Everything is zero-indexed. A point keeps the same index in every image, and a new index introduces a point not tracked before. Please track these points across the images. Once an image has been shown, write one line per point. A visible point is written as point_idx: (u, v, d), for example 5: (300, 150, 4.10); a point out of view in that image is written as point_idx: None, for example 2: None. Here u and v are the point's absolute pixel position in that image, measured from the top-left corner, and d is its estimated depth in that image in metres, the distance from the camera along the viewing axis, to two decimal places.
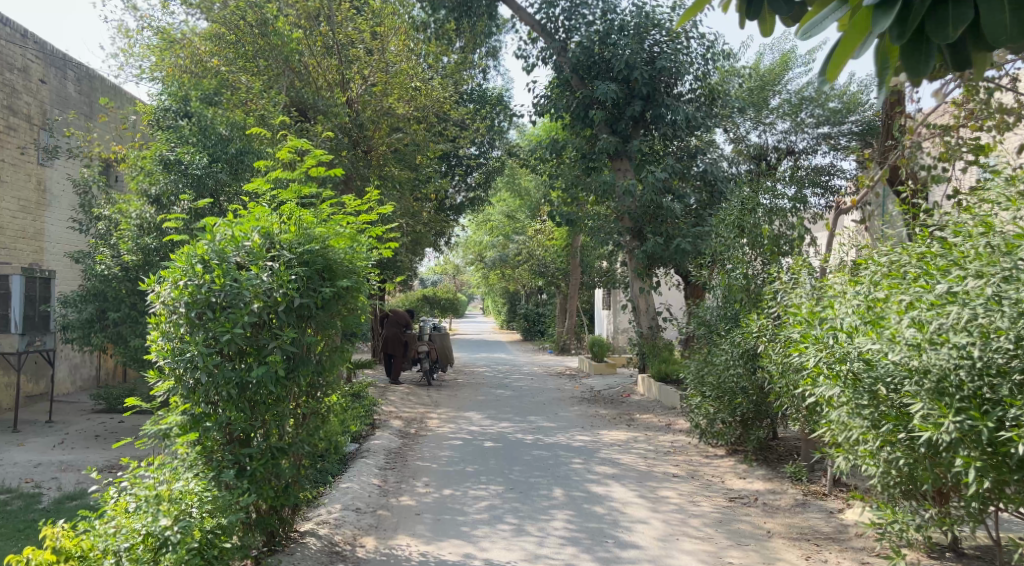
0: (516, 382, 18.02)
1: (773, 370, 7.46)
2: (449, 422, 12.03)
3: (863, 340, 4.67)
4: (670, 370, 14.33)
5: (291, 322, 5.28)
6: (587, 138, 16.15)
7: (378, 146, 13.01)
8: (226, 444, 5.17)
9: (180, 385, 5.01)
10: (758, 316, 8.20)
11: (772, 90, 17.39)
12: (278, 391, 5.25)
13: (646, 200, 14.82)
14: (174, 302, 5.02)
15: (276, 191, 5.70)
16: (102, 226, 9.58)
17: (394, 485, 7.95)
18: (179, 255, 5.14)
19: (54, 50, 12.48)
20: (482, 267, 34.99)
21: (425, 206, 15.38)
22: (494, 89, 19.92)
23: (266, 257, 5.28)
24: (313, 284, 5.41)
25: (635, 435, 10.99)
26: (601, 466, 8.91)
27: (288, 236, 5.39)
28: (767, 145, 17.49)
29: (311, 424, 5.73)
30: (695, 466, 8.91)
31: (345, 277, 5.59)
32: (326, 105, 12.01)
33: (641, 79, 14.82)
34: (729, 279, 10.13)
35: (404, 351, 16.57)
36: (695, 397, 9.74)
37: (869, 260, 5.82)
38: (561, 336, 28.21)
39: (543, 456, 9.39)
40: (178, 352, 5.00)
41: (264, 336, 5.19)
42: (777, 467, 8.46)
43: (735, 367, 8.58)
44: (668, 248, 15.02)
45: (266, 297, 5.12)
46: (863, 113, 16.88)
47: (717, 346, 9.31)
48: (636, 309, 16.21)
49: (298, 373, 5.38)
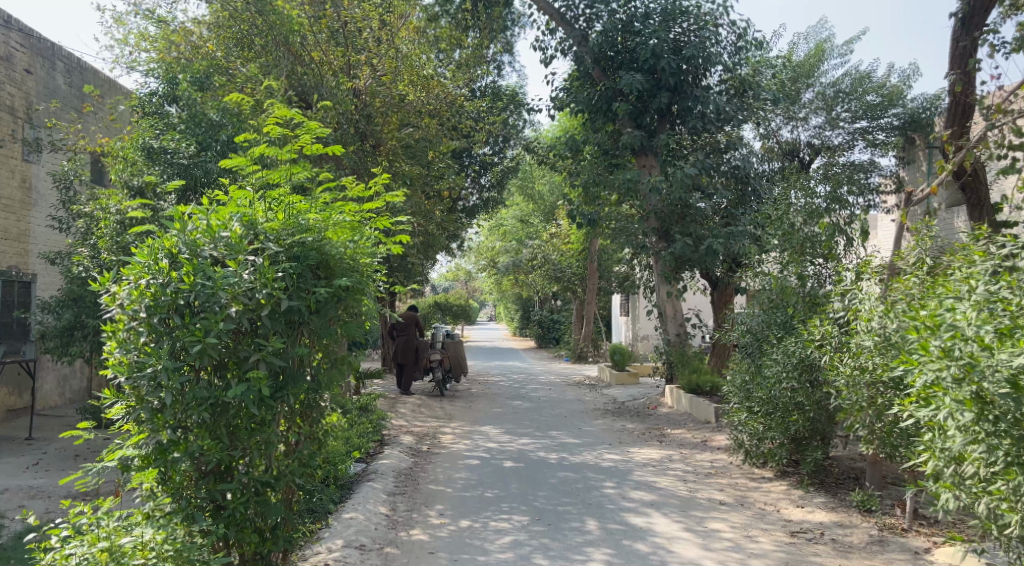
0: (534, 393, 17.04)
1: (841, 384, 6.46)
2: (464, 438, 11.09)
3: (1002, 354, 3.80)
4: (702, 382, 13.29)
5: (278, 330, 4.29)
6: (610, 133, 15.25)
7: (389, 140, 12.27)
8: (199, 478, 4.25)
9: (141, 407, 4.08)
10: (820, 321, 7.21)
11: (805, 83, 16.46)
12: (261, 415, 4.30)
13: (674, 198, 13.82)
14: (133, 305, 4.07)
15: (263, 173, 4.74)
16: (82, 224, 8.69)
17: (404, 516, 6.99)
18: (142, 247, 4.21)
19: (41, 38, 11.65)
20: (495, 273, 34.08)
21: (439, 206, 14.43)
22: (510, 85, 18.96)
23: (248, 250, 4.31)
24: (303, 284, 4.39)
25: (670, 453, 9.99)
26: (636, 491, 7.90)
27: (275, 224, 4.42)
28: (800, 141, 16.59)
29: (304, 451, 4.80)
30: (743, 491, 7.90)
31: (345, 275, 4.57)
32: (329, 92, 11.06)
33: (667, 69, 13.78)
34: (783, 281, 9.00)
35: (415, 358, 15.60)
36: (738, 412, 8.72)
37: (980, 254, 4.88)
38: (578, 344, 27.18)
39: (571, 479, 8.40)
40: (136, 366, 4.05)
41: (243, 346, 4.21)
42: (838, 494, 7.46)
43: (788, 381, 7.58)
44: (697, 250, 14.05)
45: (246, 300, 4.14)
46: (905, 107, 15.62)
47: (766, 355, 8.29)
48: (662, 314, 15.21)
49: (288, 393, 4.42)
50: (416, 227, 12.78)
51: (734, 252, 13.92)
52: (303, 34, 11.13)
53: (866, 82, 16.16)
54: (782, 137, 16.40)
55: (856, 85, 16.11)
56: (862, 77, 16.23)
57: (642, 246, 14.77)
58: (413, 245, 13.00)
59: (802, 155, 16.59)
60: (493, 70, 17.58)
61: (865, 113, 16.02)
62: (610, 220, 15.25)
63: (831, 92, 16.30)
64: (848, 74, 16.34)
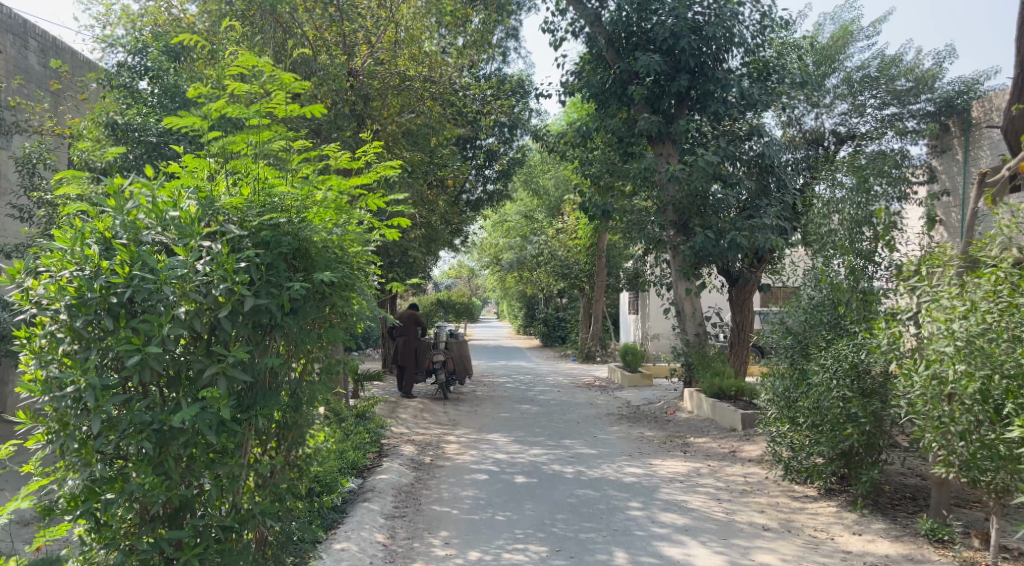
0: (542, 395, 16.18)
1: (916, 396, 5.53)
2: (471, 447, 10.19)
3: None
4: (725, 385, 12.40)
5: (244, 335, 3.38)
6: (624, 120, 14.35)
7: (388, 125, 11.53)
8: (142, 524, 3.34)
9: (66, 435, 3.15)
10: (884, 322, 6.26)
11: (831, 67, 15.40)
12: (221, 443, 3.39)
13: (696, 187, 12.89)
14: (53, 304, 3.13)
15: (228, 139, 3.82)
16: (43, 212, 7.85)
17: (404, 545, 6.08)
18: (66, 230, 3.25)
19: (9, 13, 10.62)
20: (499, 270, 33.25)
21: (442, 195, 13.57)
22: (516, 72, 18.10)
23: (204, 234, 3.37)
24: (273, 278, 3.46)
25: (697, 466, 9.09)
26: (666, 513, 6.99)
27: (239, 200, 3.49)
28: (824, 130, 15.43)
29: (278, 483, 3.97)
30: (786, 514, 6.98)
31: (328, 268, 3.66)
32: (322, 68, 10.19)
33: (687, 50, 12.88)
34: (830, 275, 7.88)
35: (416, 360, 14.74)
36: (777, 423, 7.82)
37: None
38: (586, 344, 26.24)
39: (591, 498, 7.49)
40: (57, 383, 3.11)
41: (196, 356, 3.29)
42: (900, 518, 6.57)
43: (840, 389, 6.69)
44: (719, 244, 13.12)
45: (199, 298, 3.22)
46: (937, 93, 14.67)
47: (813, 359, 7.37)
48: (681, 313, 14.31)
49: (256, 414, 3.53)
50: (418, 219, 11.89)
51: (757, 247, 12.99)
52: (294, 5, 10.29)
53: (894, 66, 15.27)
54: (804, 126, 15.41)
55: (884, 69, 15.26)
56: (891, 61, 15.30)
57: (658, 240, 13.91)
58: (414, 240, 12.12)
59: (827, 144, 15.39)
60: (498, 56, 16.67)
61: (892, 100, 15.16)
62: (624, 213, 14.37)
63: (857, 77, 15.31)
64: (876, 58, 15.39)
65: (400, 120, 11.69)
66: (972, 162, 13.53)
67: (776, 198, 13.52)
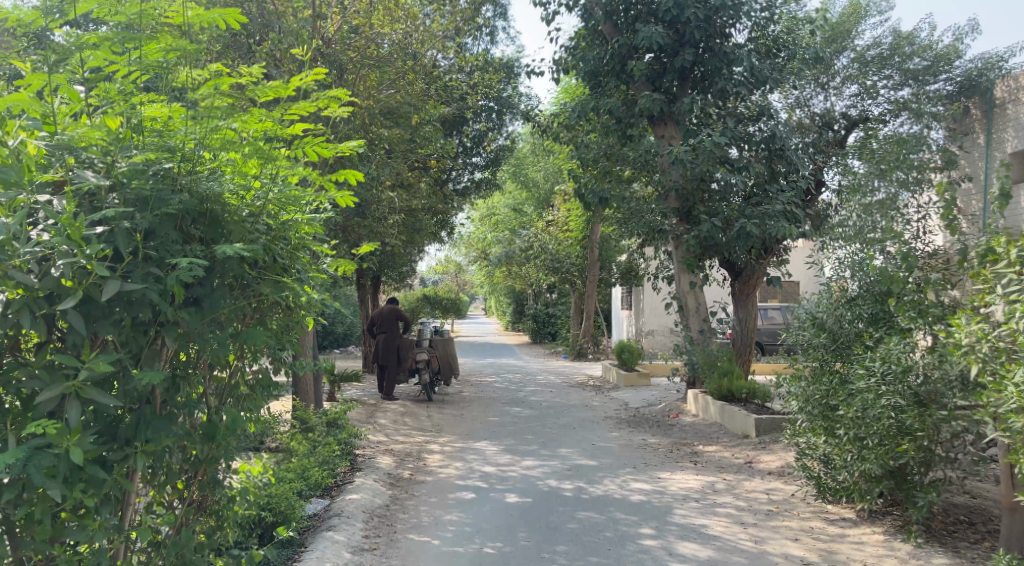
0: (533, 396, 15.09)
1: (1009, 410, 4.45)
2: (456, 458, 9.11)
3: None
4: (733, 387, 11.35)
5: (109, 336, 2.31)
6: (622, 100, 13.30)
7: (366, 101, 10.46)
8: None
9: None
10: (964, 318, 5.20)
11: (842, 45, 14.41)
12: (76, 500, 2.30)
13: (701, 171, 11.82)
14: None
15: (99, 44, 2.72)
16: None
17: None
18: None
19: None
20: (487, 264, 32.13)
21: (422, 180, 12.47)
22: (506, 53, 16.99)
23: (42, 183, 2.28)
24: (155, 253, 2.39)
25: (712, 480, 8.05)
26: (685, 543, 5.93)
27: (103, 131, 2.41)
28: (834, 112, 14.19)
29: (186, 540, 2.92)
30: (825, 543, 5.93)
31: (245, 241, 2.65)
32: (285, 31, 9.04)
33: (693, 21, 11.82)
34: (871, 265, 6.81)
35: (398, 359, 13.55)
36: (808, 435, 6.78)
37: None
38: (576, 340, 25.15)
39: (595, 523, 6.42)
40: None
41: (32, 371, 2.21)
42: (965, 551, 5.54)
43: (891, 397, 5.68)
44: (727, 233, 12.12)
45: (31, 283, 2.13)
46: (956, 72, 13.49)
47: (855, 363, 6.33)
48: (683, 308, 13.25)
49: (137, 454, 2.47)
50: (395, 204, 10.76)
51: (768, 237, 11.91)
52: None
53: (908, 43, 14.24)
54: (813, 109, 14.35)
55: (898, 47, 14.22)
56: (908, 37, 14.29)
57: (659, 229, 12.81)
58: (391, 227, 10.99)
59: (837, 128, 14.15)
60: (485, 35, 15.57)
61: (907, 80, 14.10)
62: (622, 200, 13.30)
63: (870, 55, 14.34)
64: (891, 33, 14.44)
65: (377, 94, 10.58)
66: (997, 145, 12.20)
67: (787, 184, 12.36)
